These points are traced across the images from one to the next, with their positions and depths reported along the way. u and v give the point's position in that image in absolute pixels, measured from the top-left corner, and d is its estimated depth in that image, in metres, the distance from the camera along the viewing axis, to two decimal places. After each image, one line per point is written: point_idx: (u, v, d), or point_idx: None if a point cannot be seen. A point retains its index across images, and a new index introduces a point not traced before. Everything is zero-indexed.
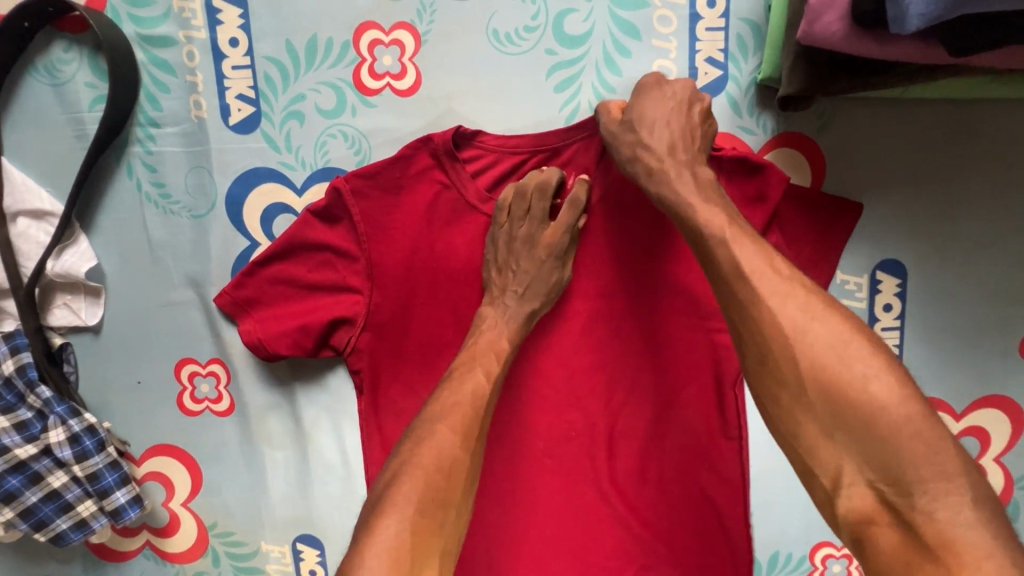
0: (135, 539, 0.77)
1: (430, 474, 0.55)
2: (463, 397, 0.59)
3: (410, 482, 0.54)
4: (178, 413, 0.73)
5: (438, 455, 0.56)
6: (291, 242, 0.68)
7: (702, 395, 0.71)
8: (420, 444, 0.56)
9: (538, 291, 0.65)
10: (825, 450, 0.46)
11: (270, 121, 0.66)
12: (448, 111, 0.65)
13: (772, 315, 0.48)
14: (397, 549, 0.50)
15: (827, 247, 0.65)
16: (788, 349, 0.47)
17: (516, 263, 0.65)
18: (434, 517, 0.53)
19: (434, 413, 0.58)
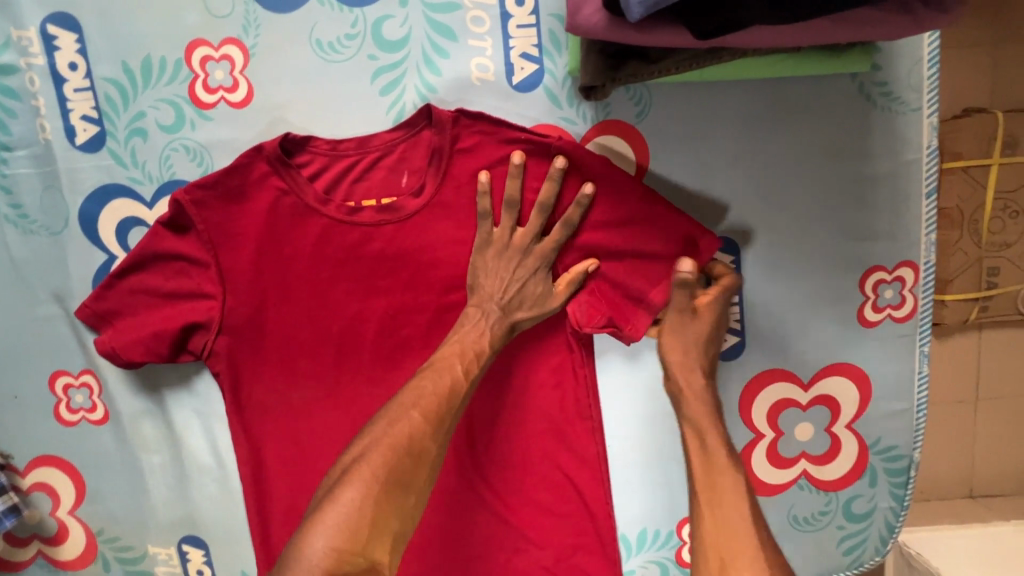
0: (27, 549, 0.80)
1: (398, 452, 0.58)
2: (437, 385, 0.63)
3: (370, 459, 0.58)
4: (56, 424, 0.76)
5: (408, 438, 0.59)
6: (145, 252, 0.71)
7: (553, 379, 0.73)
8: (391, 427, 0.60)
9: (530, 295, 0.68)
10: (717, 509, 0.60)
11: (115, 139, 0.69)
12: (281, 120, 0.68)
13: (728, 491, 0.61)
14: (353, 522, 0.54)
15: (644, 227, 0.67)
16: (733, 512, 0.60)
17: (502, 275, 0.68)
18: (400, 498, 0.57)
19: (403, 400, 0.62)
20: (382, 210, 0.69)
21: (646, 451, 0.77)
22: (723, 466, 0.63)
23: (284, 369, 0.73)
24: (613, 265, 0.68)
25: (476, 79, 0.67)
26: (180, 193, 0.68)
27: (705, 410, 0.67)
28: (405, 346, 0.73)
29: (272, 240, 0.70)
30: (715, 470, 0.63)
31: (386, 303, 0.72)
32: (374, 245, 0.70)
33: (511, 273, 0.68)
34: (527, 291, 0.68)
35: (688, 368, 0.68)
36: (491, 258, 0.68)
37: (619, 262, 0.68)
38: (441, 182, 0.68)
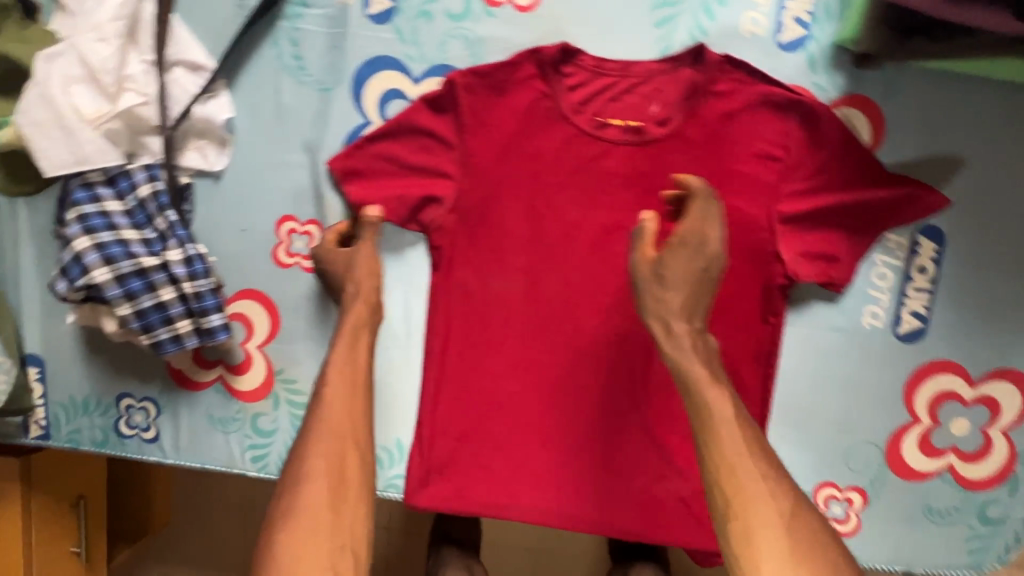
0: (210, 371, 0.87)
1: (322, 424, 0.70)
2: (338, 390, 0.71)
3: (325, 414, 0.70)
4: (272, 264, 0.83)
5: (324, 454, 0.68)
6: (401, 124, 0.77)
7: (740, 323, 0.78)
8: (313, 446, 0.68)
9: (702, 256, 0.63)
10: (731, 454, 0.59)
11: (403, 16, 0.75)
12: (559, 29, 0.74)
13: (733, 416, 0.60)
14: (335, 446, 0.69)
15: (874, 178, 0.73)
16: (756, 446, 0.59)
17: (348, 274, 0.75)
18: (343, 505, 0.67)
19: (314, 410, 0.71)
20: (627, 131, 0.75)
21: (801, 412, 0.79)
22: (721, 395, 0.61)
23: (495, 257, 0.79)
24: (836, 216, 0.74)
25: (746, 30, 0.72)
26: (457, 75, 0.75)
27: (701, 366, 0.62)
28: (609, 263, 0.78)
29: (520, 138, 0.76)
30: (704, 398, 0.61)
31: (605, 217, 0.77)
32: (611, 162, 0.76)
33: (352, 264, 0.75)
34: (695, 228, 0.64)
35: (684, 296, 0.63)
36: (327, 258, 0.77)
37: (842, 206, 0.73)
38: (689, 117, 0.74)
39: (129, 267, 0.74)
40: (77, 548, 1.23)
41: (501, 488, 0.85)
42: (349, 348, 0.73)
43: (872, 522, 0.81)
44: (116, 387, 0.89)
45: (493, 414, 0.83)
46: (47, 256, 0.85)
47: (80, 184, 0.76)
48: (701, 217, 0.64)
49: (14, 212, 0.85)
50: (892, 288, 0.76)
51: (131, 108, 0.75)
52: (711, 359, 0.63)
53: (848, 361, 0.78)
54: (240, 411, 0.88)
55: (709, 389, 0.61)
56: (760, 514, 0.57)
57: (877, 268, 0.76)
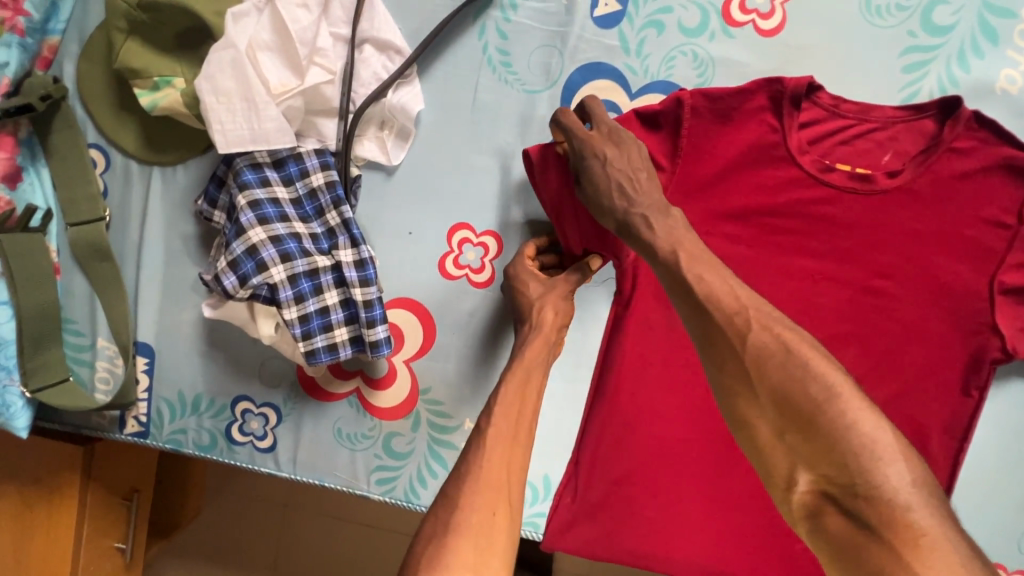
0: (347, 383, 0.79)
1: (478, 462, 0.59)
2: (503, 432, 0.61)
3: (485, 449, 0.60)
4: (436, 273, 0.75)
5: (482, 499, 0.57)
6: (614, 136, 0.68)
7: (938, 392, 0.73)
8: (469, 488, 0.57)
9: (626, 153, 0.61)
10: (778, 447, 0.52)
11: (630, 24, 0.69)
12: (799, 61, 0.69)
13: (760, 338, 0.53)
14: (488, 490, 0.57)
15: None
16: (820, 367, 0.51)
17: (537, 309, 0.68)
18: (485, 569, 0.54)
19: (475, 446, 0.60)
20: (854, 178, 0.70)
21: (982, 490, 0.76)
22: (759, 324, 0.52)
23: None
24: None
25: (999, 87, 0.68)
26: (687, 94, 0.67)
27: (727, 347, 0.54)
28: (811, 314, 0.73)
29: (741, 171, 0.70)
30: (711, 311, 0.54)
31: (813, 266, 0.72)
32: (833, 209, 0.71)
33: (541, 300, 0.68)
34: (614, 155, 0.61)
35: (632, 194, 0.60)
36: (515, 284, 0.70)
37: None
38: (926, 172, 0.69)
39: (302, 267, 0.66)
40: (121, 545, 1.00)
41: (654, 541, 0.78)
42: (523, 379, 0.65)
43: None
44: (235, 389, 0.80)
45: (658, 460, 0.77)
46: (180, 236, 0.76)
47: (247, 164, 0.67)
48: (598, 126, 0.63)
49: (146, 183, 0.75)
50: None
51: (318, 86, 0.67)
52: (727, 281, 0.55)
53: None
54: (374, 429, 0.79)
55: (699, 314, 0.55)
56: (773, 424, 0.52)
57: None
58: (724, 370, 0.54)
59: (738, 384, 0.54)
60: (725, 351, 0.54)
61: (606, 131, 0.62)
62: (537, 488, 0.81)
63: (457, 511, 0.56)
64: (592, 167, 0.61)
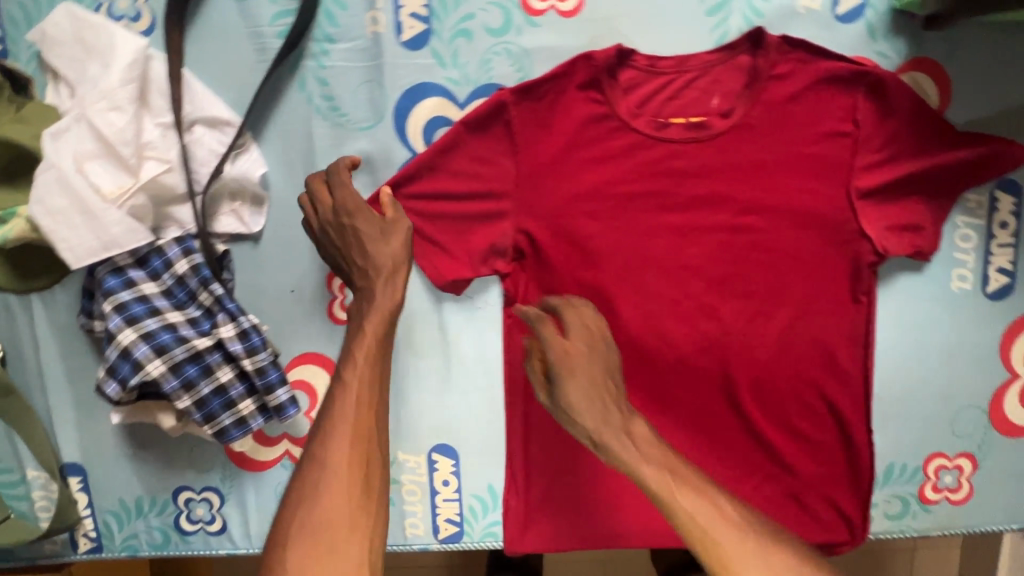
0: (274, 448, 0.80)
1: (335, 409, 0.59)
2: (359, 381, 0.60)
3: (348, 401, 0.59)
4: (327, 322, 0.77)
5: (349, 448, 0.57)
6: (448, 148, 0.72)
7: (829, 308, 0.75)
8: (333, 441, 0.57)
9: (587, 372, 0.65)
10: (709, 533, 0.58)
11: (439, 39, 0.70)
12: (606, 31, 0.70)
13: (651, 472, 0.61)
14: (359, 431, 0.58)
15: (950, 137, 0.71)
16: (706, 477, 0.63)
17: (380, 247, 0.65)
18: (363, 516, 0.55)
19: (330, 423, 0.58)
20: (689, 128, 0.71)
21: (902, 387, 0.78)
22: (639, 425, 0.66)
23: (569, 278, 0.74)
24: (915, 184, 0.72)
25: (802, 6, 0.70)
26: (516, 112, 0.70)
27: (637, 437, 0.64)
28: (688, 267, 0.74)
29: (581, 149, 0.72)
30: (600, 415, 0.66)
31: (679, 220, 0.73)
32: (679, 162, 0.72)
33: (385, 239, 0.65)
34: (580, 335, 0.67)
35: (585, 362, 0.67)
36: (346, 223, 0.66)
37: (925, 175, 0.71)
38: (753, 106, 0.71)
39: (182, 353, 0.67)
40: None
41: (605, 520, 0.79)
42: (372, 365, 0.60)
43: (983, 485, 0.80)
44: (170, 482, 0.81)
45: (584, 443, 0.78)
46: (76, 352, 0.77)
47: (109, 270, 0.68)
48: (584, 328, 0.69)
49: (29, 311, 0.76)
50: (977, 248, 0.75)
51: (155, 178, 0.68)
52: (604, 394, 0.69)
53: (940, 327, 0.76)
54: None
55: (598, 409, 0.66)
56: (709, 535, 0.58)
57: (960, 229, 0.74)
58: (632, 461, 0.62)
59: (647, 475, 0.61)
60: (631, 442, 0.64)
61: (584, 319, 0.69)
62: (486, 501, 0.81)
63: (326, 462, 0.56)
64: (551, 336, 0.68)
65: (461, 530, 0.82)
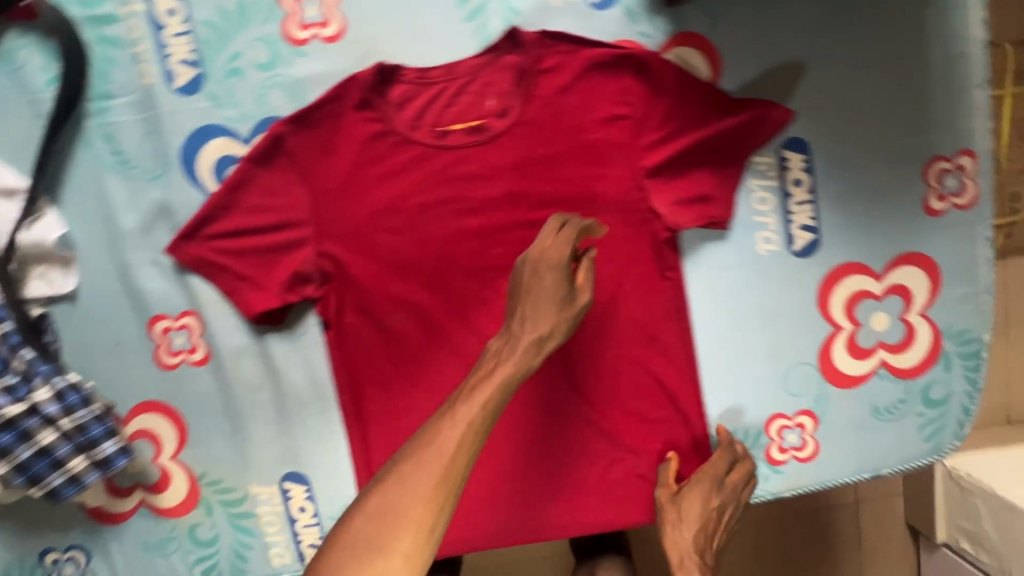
0: (130, 499, 0.82)
1: (397, 511, 0.51)
2: (408, 476, 0.52)
3: (377, 501, 0.52)
4: (156, 369, 0.78)
5: (359, 567, 0.49)
6: (240, 184, 0.73)
7: (640, 288, 0.76)
8: (342, 556, 0.50)
9: (702, 493, 0.75)
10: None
11: (212, 80, 0.72)
12: (369, 50, 0.71)
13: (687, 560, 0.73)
14: (371, 545, 0.50)
15: (722, 106, 0.72)
16: (712, 538, 0.75)
17: (535, 329, 0.62)
18: None
19: (328, 551, 0.51)
20: (469, 133, 0.72)
21: (731, 354, 0.78)
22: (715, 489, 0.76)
23: (380, 294, 0.75)
24: (700, 156, 0.72)
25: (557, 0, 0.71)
26: (301, 143, 0.72)
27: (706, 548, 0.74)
28: (495, 266, 0.75)
29: (367, 167, 0.73)
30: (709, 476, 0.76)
31: (477, 222, 0.75)
32: (465, 167, 0.73)
33: (568, 304, 0.64)
34: (509, 363, 0.60)
35: (537, 314, 0.63)
36: (533, 282, 0.63)
37: (705, 146, 0.72)
38: (527, 102, 0.72)
39: None
40: None
41: (461, 526, 0.80)
42: (438, 460, 0.52)
43: (828, 439, 0.81)
44: (35, 545, 0.82)
45: None
46: None
47: None
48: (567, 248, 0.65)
49: None
50: (775, 208, 0.76)
51: None
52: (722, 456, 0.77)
53: (755, 290, 0.77)
54: (174, 528, 0.82)
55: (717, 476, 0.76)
56: None
57: (755, 192, 0.75)
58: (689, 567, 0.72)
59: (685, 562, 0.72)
60: (683, 528, 0.74)
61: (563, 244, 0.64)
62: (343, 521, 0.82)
63: None
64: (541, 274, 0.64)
65: None
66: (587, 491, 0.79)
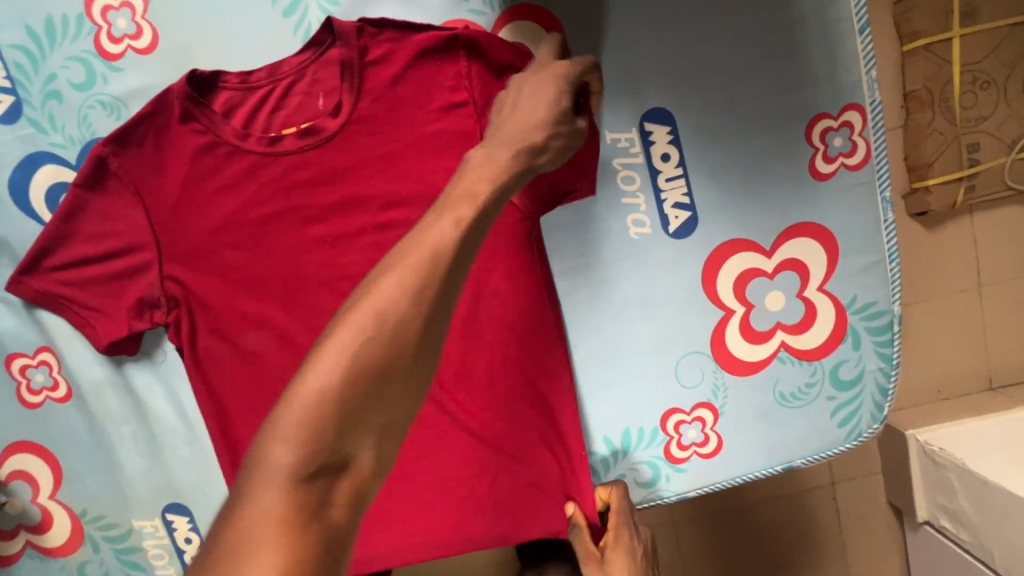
0: (16, 541, 0.80)
1: (301, 427, 0.35)
2: (335, 375, 0.36)
3: (312, 403, 0.36)
4: (21, 408, 0.76)
5: (260, 518, 0.34)
6: (71, 212, 0.70)
7: (504, 279, 0.66)
8: (246, 492, 0.35)
9: (626, 552, 0.69)
10: None
11: (30, 106, 0.69)
12: (189, 57, 0.69)
13: None
14: (293, 476, 0.35)
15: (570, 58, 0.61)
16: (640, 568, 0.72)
17: (430, 223, 0.42)
18: None
19: (267, 435, 0.35)
20: (302, 135, 0.68)
21: (614, 347, 0.73)
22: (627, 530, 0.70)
23: (230, 313, 0.71)
24: None
25: None
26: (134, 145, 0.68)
27: None
28: (348, 274, 0.70)
29: (196, 183, 0.68)
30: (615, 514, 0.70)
31: (324, 230, 0.70)
32: (303, 172, 0.69)
33: (529, 131, 0.51)
34: (507, 139, 0.51)
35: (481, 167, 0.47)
36: (505, 126, 0.52)
37: None
38: (358, 96, 0.66)
39: None
40: None
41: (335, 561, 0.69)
42: (361, 353, 0.37)
43: (732, 432, 0.74)
44: None
45: None
46: None
47: None
48: (517, 111, 0.53)
49: None
50: (643, 187, 0.70)
51: None
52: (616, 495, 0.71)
53: (633, 277, 0.71)
54: (63, 568, 0.80)
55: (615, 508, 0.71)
56: None
57: (620, 172, 0.69)
58: None
59: None
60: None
61: (526, 97, 0.54)
62: None
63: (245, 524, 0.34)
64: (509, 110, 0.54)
65: None
66: (474, 506, 0.68)
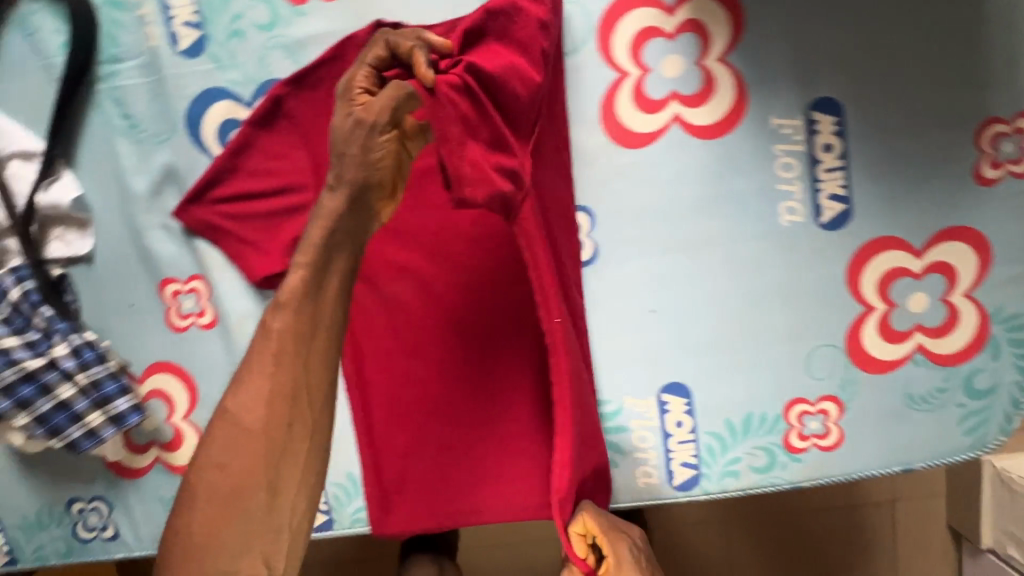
0: (147, 455, 0.85)
1: (276, 368, 0.57)
2: (285, 335, 0.57)
3: (276, 333, 0.57)
4: (167, 331, 0.80)
5: (264, 395, 0.57)
6: (240, 149, 0.73)
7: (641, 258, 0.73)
8: (239, 386, 0.58)
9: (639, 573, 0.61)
10: None
11: (215, 42, 0.71)
12: (368, 7, 0.70)
13: None
14: (281, 382, 0.57)
15: None
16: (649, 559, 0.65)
17: (376, 153, 0.55)
18: (288, 460, 0.58)
19: (286, 304, 0.56)
20: None
21: (745, 331, 0.74)
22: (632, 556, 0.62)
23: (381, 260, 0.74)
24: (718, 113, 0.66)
25: None
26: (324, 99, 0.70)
27: None
28: None
29: None
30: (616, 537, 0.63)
31: None
32: None
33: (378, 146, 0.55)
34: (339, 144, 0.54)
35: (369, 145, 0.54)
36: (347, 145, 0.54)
37: None
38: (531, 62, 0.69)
39: (14, 375, 0.72)
40: None
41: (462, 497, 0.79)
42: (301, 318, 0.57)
43: (853, 428, 0.75)
44: (63, 494, 0.87)
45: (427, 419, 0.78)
46: None
47: None
48: (372, 119, 0.54)
49: None
50: (801, 176, 0.69)
51: None
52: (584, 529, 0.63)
53: (776, 265, 0.72)
54: None
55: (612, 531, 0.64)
56: None
57: (779, 158, 0.69)
58: None
59: None
60: None
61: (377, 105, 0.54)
62: (346, 486, 0.83)
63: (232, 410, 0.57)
64: (354, 136, 0.54)
65: (331, 518, 0.84)
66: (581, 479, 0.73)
